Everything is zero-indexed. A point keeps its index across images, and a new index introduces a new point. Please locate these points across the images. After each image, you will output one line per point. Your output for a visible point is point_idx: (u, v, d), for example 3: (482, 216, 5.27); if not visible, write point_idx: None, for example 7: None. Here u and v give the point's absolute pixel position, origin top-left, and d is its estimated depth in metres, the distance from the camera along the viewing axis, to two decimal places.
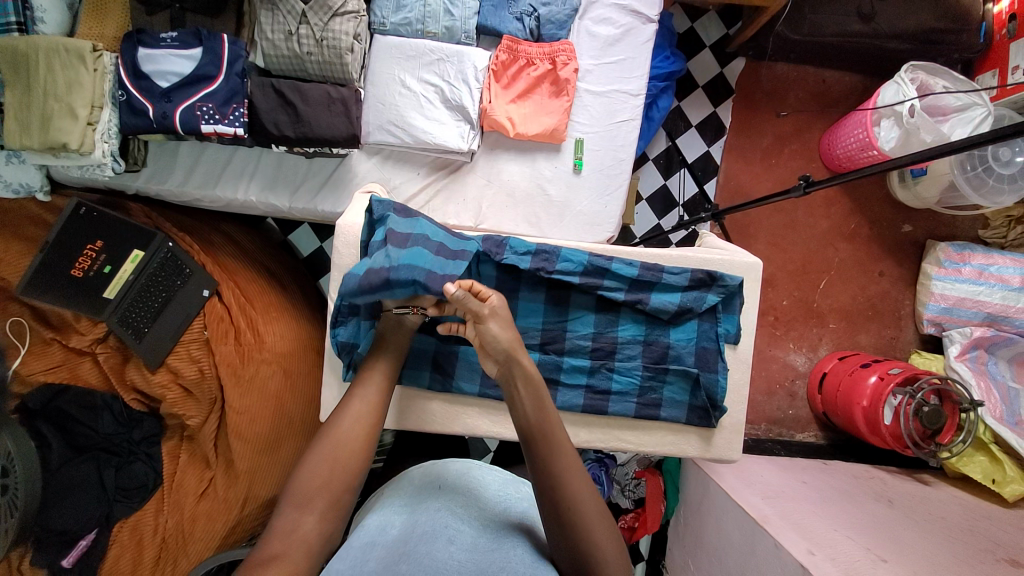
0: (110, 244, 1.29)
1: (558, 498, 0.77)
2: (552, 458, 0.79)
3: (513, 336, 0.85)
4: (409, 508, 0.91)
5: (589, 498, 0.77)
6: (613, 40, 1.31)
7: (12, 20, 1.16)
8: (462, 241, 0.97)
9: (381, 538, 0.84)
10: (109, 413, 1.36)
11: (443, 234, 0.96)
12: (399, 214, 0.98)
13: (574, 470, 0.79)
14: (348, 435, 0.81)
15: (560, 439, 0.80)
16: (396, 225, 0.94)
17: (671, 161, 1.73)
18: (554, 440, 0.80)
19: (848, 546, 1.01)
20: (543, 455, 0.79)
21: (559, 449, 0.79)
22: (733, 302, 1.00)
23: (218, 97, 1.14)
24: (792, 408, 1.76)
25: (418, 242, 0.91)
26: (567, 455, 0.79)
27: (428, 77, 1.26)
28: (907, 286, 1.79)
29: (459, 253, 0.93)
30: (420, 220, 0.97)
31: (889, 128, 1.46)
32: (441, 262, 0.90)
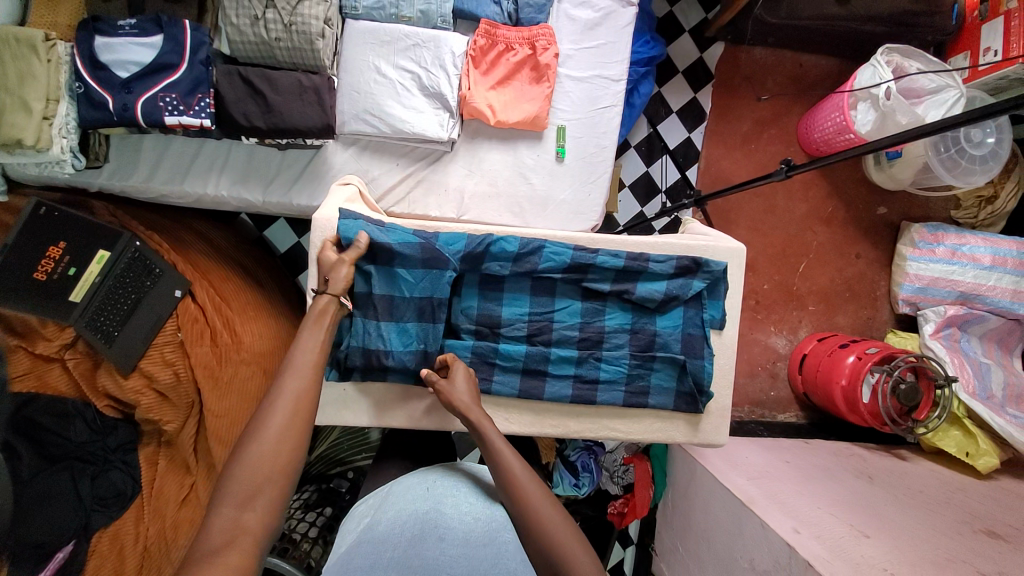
0: (74, 245, 1.23)
1: (542, 550, 0.75)
2: (522, 511, 0.78)
3: (472, 396, 0.88)
4: (399, 506, 0.90)
5: (573, 543, 0.74)
6: (593, 24, 1.29)
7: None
8: (438, 282, 0.94)
9: (369, 536, 0.84)
10: (82, 421, 1.30)
11: (421, 281, 0.94)
12: (372, 260, 0.93)
13: (553, 518, 0.77)
14: (291, 411, 0.73)
15: (528, 490, 0.80)
16: (376, 288, 0.93)
17: (653, 147, 1.72)
18: (521, 494, 0.79)
19: (832, 523, 1.03)
20: (518, 513, 0.79)
21: (528, 499, 0.79)
22: (718, 288, 1.00)
23: (182, 87, 1.09)
24: (774, 389, 1.80)
25: (401, 312, 0.94)
26: (538, 505, 0.78)
27: (403, 63, 1.22)
28: (883, 267, 1.83)
29: (438, 314, 0.94)
30: (397, 271, 0.93)
31: (865, 110, 1.48)
32: (424, 332, 0.95)
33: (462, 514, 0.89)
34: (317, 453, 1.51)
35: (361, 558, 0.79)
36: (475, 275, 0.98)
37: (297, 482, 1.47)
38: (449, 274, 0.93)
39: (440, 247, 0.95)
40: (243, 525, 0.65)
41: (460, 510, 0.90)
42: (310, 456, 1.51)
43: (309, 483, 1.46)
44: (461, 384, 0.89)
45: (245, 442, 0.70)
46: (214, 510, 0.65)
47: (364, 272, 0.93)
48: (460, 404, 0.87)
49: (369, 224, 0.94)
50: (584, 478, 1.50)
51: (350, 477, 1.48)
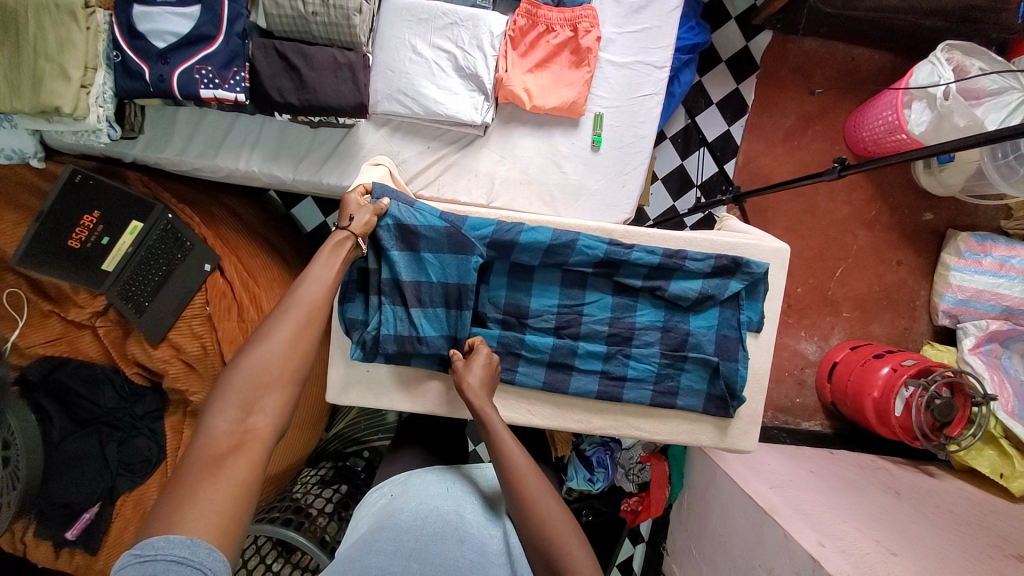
0: (108, 214, 1.24)
1: (539, 546, 0.73)
2: (524, 506, 0.76)
3: (487, 382, 0.88)
4: (421, 501, 0.91)
5: (575, 543, 0.72)
6: (638, 7, 1.23)
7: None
8: (466, 268, 0.91)
9: (390, 522, 0.85)
10: (111, 387, 1.33)
11: (449, 267, 0.92)
12: (400, 243, 0.91)
13: (553, 512, 0.75)
14: (296, 327, 0.74)
15: (530, 483, 0.78)
16: (404, 272, 0.91)
17: (689, 140, 1.66)
18: (523, 484, 0.78)
19: (858, 539, 1.00)
20: (516, 506, 0.77)
21: (530, 489, 0.77)
22: (757, 289, 0.96)
23: (217, 60, 1.07)
24: (800, 397, 1.75)
25: (428, 297, 0.93)
26: (541, 500, 0.76)
27: (440, 43, 1.18)
28: (925, 276, 1.75)
29: (464, 301, 0.92)
30: (424, 255, 0.91)
31: (920, 110, 1.39)
32: (452, 318, 0.93)
33: (479, 525, 0.90)
34: (334, 431, 1.58)
35: (385, 541, 0.79)
36: (504, 263, 0.96)
37: (315, 459, 1.51)
38: (476, 259, 0.91)
39: (466, 232, 0.93)
40: (248, 431, 0.66)
41: (478, 519, 0.91)
42: (328, 433, 1.58)
43: (325, 460, 1.50)
44: (473, 372, 0.88)
45: (255, 345, 0.71)
46: (220, 411, 0.66)
47: (390, 257, 0.91)
48: (471, 389, 0.86)
49: (395, 207, 0.91)
50: (598, 474, 1.48)
51: (365, 456, 1.48)
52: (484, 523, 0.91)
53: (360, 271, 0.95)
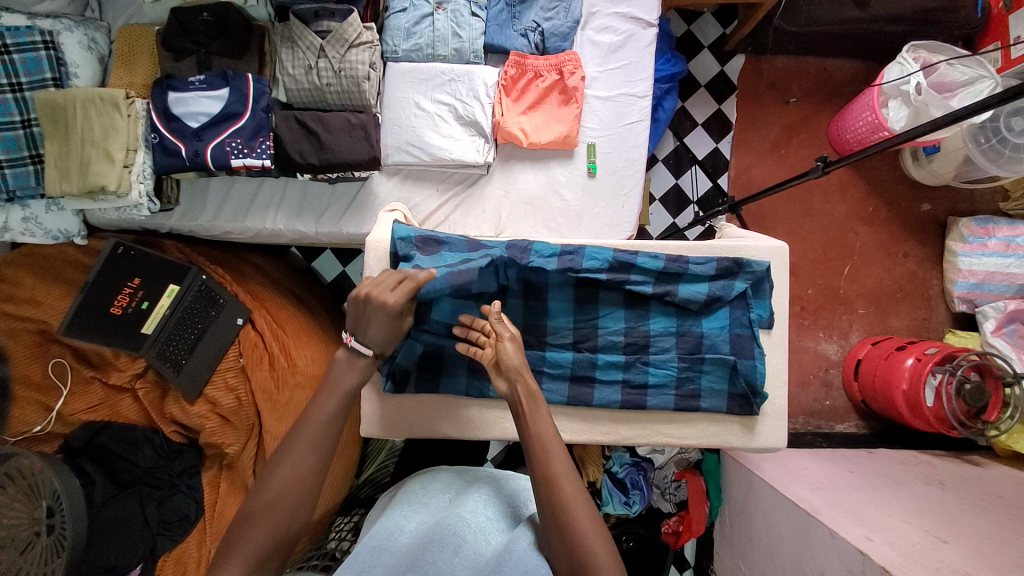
0: (146, 281, 1.34)
1: (563, 536, 0.73)
2: (554, 493, 0.75)
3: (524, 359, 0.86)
4: (419, 514, 0.91)
5: (598, 541, 0.72)
6: (616, 47, 1.36)
7: (4, 81, 1.22)
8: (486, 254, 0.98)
9: (389, 540, 0.85)
10: (150, 447, 1.38)
11: (468, 255, 0.97)
12: (420, 249, 1.00)
13: (580, 511, 0.74)
14: (297, 468, 0.78)
15: (559, 470, 0.76)
16: (421, 263, 0.96)
17: (681, 159, 1.75)
18: (551, 472, 0.76)
19: (906, 530, 0.98)
20: (544, 495, 0.75)
21: (560, 488, 0.75)
22: (763, 287, 1.00)
23: (245, 132, 1.20)
24: (829, 398, 1.72)
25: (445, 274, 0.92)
26: (570, 494, 0.75)
27: (441, 97, 1.31)
28: (933, 265, 1.77)
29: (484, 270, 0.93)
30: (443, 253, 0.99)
31: (897, 107, 1.47)
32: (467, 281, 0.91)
33: (479, 529, 0.88)
34: (365, 477, 1.46)
35: (382, 565, 0.79)
36: (519, 286, 1.01)
37: (344, 506, 1.41)
38: (497, 250, 0.98)
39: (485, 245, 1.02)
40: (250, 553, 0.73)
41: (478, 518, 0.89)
42: (359, 479, 1.46)
43: (357, 506, 1.39)
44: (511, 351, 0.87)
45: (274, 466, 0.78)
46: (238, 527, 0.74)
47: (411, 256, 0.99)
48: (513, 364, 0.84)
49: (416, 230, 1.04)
50: (634, 496, 1.46)
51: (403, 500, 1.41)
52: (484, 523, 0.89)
53: None
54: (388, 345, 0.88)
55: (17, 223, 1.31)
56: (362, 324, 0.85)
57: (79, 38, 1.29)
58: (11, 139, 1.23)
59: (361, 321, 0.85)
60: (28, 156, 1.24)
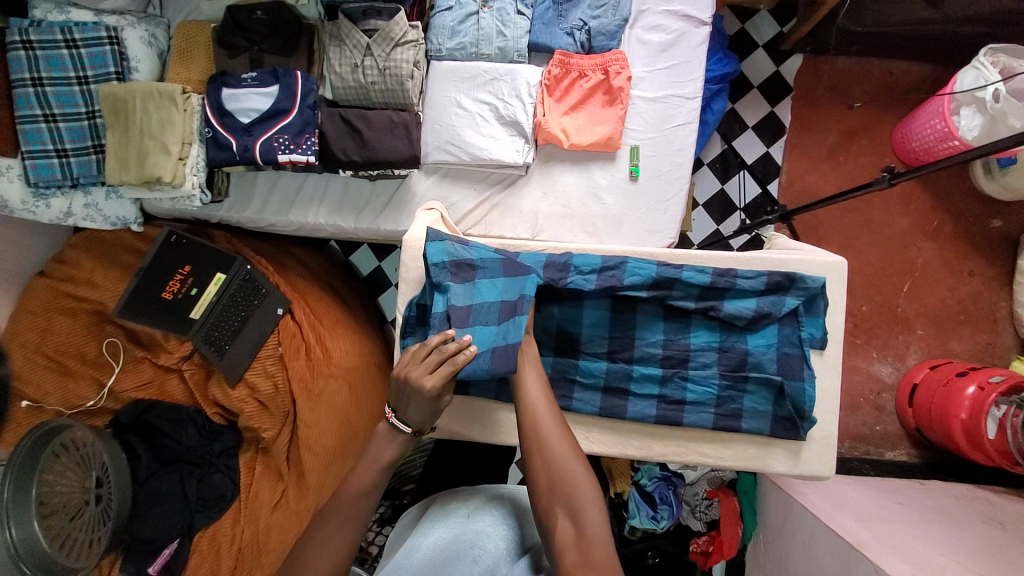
0: (196, 269, 1.40)
1: (541, 462, 0.80)
2: (535, 427, 0.83)
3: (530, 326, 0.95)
4: (437, 529, 0.94)
5: (575, 465, 0.79)
6: (665, 46, 1.31)
7: (73, 75, 1.29)
8: (522, 285, 0.93)
9: (409, 558, 0.88)
10: (193, 426, 1.43)
11: (504, 286, 0.93)
12: (455, 277, 0.93)
13: (570, 462, 0.80)
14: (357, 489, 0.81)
15: (539, 406, 0.85)
16: (456, 297, 0.90)
17: (728, 164, 1.68)
18: (532, 409, 0.85)
19: (960, 573, 0.91)
20: (535, 446, 0.81)
21: (540, 423, 0.83)
22: (816, 304, 0.94)
23: (293, 129, 1.23)
24: (879, 424, 1.62)
25: (480, 317, 0.89)
26: (550, 429, 0.83)
27: (483, 97, 1.30)
28: (1003, 286, 1.63)
29: (520, 309, 0.91)
30: (477, 284, 0.92)
31: (970, 115, 1.36)
32: (504, 329, 0.89)
33: (495, 544, 0.90)
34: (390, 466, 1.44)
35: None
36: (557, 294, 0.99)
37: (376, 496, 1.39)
38: (534, 278, 0.94)
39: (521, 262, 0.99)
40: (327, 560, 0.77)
41: (495, 533, 0.92)
42: None
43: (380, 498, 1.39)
44: (527, 339, 0.94)
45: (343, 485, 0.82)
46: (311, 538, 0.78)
47: (443, 285, 0.91)
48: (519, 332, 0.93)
49: (448, 244, 0.96)
50: (662, 511, 1.41)
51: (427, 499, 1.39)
52: (502, 539, 0.92)
53: (419, 305, 1.01)
54: (429, 423, 0.84)
55: (79, 208, 1.37)
56: (401, 404, 0.82)
57: (141, 34, 1.36)
58: (78, 129, 1.31)
59: (401, 401, 0.82)
60: (91, 146, 1.32)
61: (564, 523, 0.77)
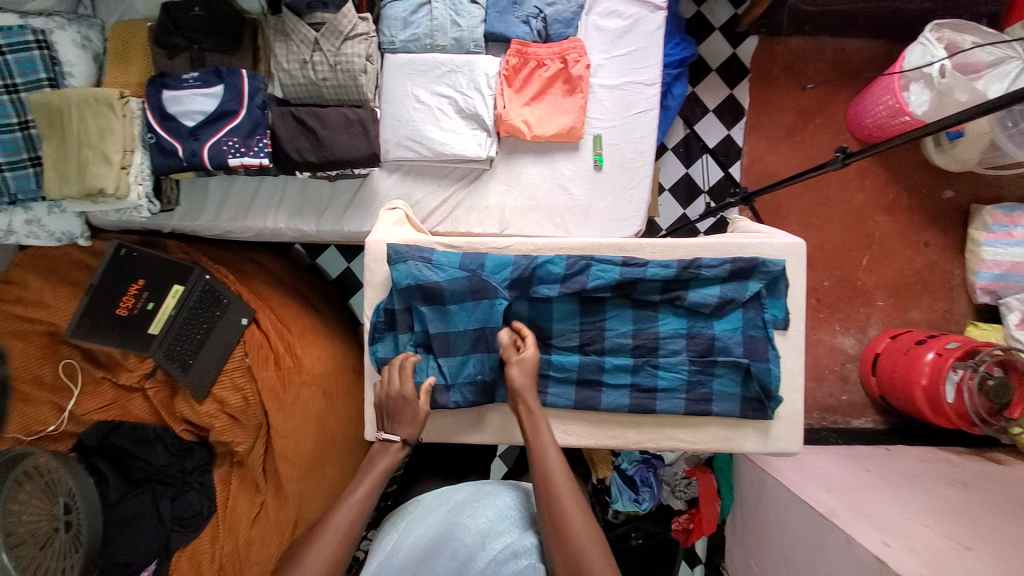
0: (151, 281, 1.34)
1: (561, 543, 0.78)
2: (553, 504, 0.81)
3: (529, 380, 0.90)
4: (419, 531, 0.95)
5: (589, 539, 0.78)
6: (622, 33, 1.29)
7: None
8: (489, 312, 0.94)
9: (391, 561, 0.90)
10: (161, 445, 1.37)
11: (474, 312, 0.94)
12: (424, 299, 0.94)
13: (588, 544, 0.77)
14: (350, 515, 0.83)
15: (558, 481, 0.82)
16: (431, 326, 0.94)
17: (691, 148, 1.69)
18: (550, 486, 0.82)
19: (927, 536, 0.95)
20: (554, 530, 0.79)
21: (558, 498, 0.81)
22: (778, 287, 0.95)
23: (242, 130, 1.18)
24: (845, 393, 1.68)
25: (457, 346, 0.95)
26: (566, 503, 0.80)
27: (440, 89, 1.26)
28: (956, 255, 1.70)
29: (492, 342, 0.95)
30: (448, 309, 0.94)
31: (919, 91, 1.40)
32: (480, 363, 0.95)
33: (477, 535, 0.92)
34: None
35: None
36: (525, 301, 0.97)
37: None
38: (500, 302, 0.93)
39: (486, 276, 0.96)
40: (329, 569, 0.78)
41: (479, 522, 0.94)
42: None
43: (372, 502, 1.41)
44: (540, 415, 0.89)
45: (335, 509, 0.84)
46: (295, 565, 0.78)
47: (418, 312, 0.95)
48: (519, 394, 0.90)
49: (415, 266, 0.94)
50: (644, 493, 1.44)
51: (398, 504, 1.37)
52: (484, 527, 0.93)
53: (386, 310, 0.99)
54: (416, 434, 0.90)
55: (19, 225, 1.30)
56: (392, 418, 0.91)
57: (72, 36, 1.27)
58: (10, 141, 1.22)
59: (392, 416, 0.91)
60: (26, 158, 1.24)
61: None
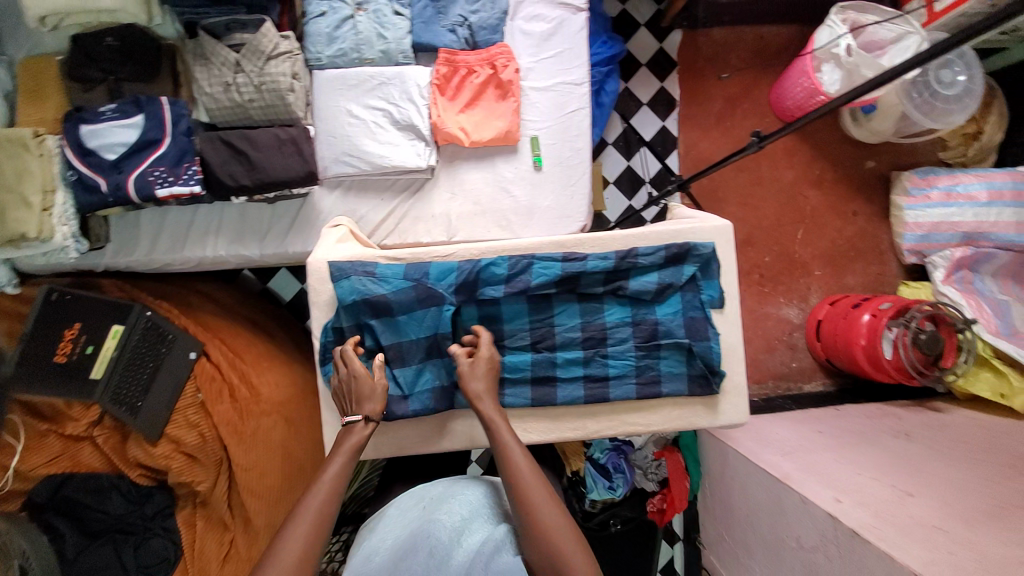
0: (88, 325, 1.28)
1: (531, 535, 0.78)
2: (520, 497, 0.81)
3: (489, 381, 0.91)
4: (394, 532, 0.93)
5: (561, 529, 0.78)
6: (547, 35, 1.32)
7: None
8: (438, 319, 0.94)
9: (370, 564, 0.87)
10: (118, 493, 1.31)
11: (424, 320, 0.95)
12: (371, 314, 0.94)
13: (562, 534, 0.77)
14: (308, 538, 0.76)
15: (524, 476, 0.82)
16: (381, 337, 0.94)
17: (630, 141, 1.75)
18: (518, 480, 0.81)
19: (873, 487, 1.02)
20: (527, 525, 0.79)
21: (526, 492, 0.80)
22: (711, 268, 0.99)
23: (168, 159, 1.15)
24: (795, 360, 1.77)
25: (411, 356, 0.95)
26: (534, 495, 0.80)
27: (374, 102, 1.26)
28: (882, 221, 1.81)
29: (444, 348, 0.96)
30: (397, 319, 0.94)
31: (831, 71, 1.49)
32: (435, 370, 0.96)
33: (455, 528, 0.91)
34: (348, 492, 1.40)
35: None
36: (472, 305, 0.98)
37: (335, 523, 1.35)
38: (448, 308, 0.94)
39: (433, 284, 0.96)
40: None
41: (456, 515, 0.93)
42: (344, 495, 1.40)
43: (346, 524, 1.33)
44: (497, 411, 0.89)
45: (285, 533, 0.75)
46: None
47: (368, 326, 0.95)
48: (475, 399, 0.89)
49: (358, 281, 0.94)
50: (617, 479, 1.46)
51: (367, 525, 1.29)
52: (459, 522, 0.92)
53: (334, 329, 0.97)
54: (379, 409, 0.89)
55: None
56: (354, 402, 0.89)
57: None
58: None
59: (353, 401, 0.90)
60: None
61: None
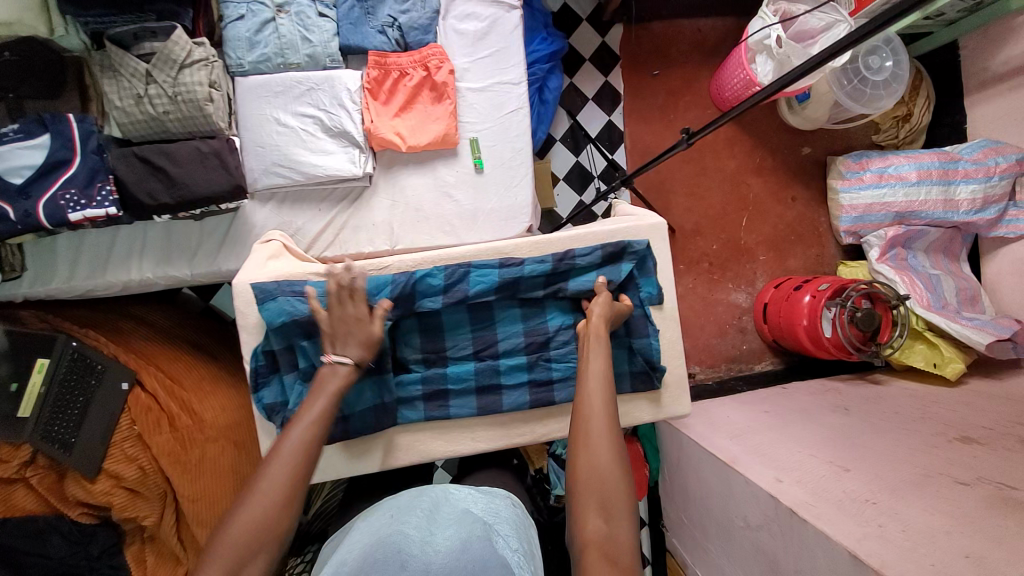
0: (7, 361, 1.18)
1: (579, 443, 0.73)
2: (582, 404, 0.77)
3: (605, 311, 0.91)
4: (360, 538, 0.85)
5: (610, 448, 0.72)
6: (481, 34, 1.30)
7: None
8: None
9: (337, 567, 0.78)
10: (57, 535, 1.23)
11: None
12: (304, 334, 0.91)
13: (611, 453, 0.71)
14: (269, 506, 0.69)
15: (591, 386, 0.79)
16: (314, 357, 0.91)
17: (577, 137, 1.76)
18: (581, 390, 0.78)
19: (812, 465, 1.06)
20: (579, 434, 0.74)
21: (590, 401, 0.76)
22: (647, 265, 1.00)
23: (79, 180, 1.07)
24: (745, 343, 1.82)
25: None
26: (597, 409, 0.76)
27: (302, 110, 1.21)
28: (820, 204, 1.88)
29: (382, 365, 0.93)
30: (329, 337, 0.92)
31: (764, 61, 1.50)
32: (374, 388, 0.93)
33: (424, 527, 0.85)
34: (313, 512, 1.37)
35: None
36: (411, 317, 0.97)
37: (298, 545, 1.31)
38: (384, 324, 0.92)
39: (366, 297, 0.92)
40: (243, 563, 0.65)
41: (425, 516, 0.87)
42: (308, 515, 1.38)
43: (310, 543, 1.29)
44: (597, 330, 0.87)
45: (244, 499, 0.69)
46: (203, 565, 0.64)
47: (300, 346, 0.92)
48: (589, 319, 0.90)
49: (286, 301, 0.91)
50: None
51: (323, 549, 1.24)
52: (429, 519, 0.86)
53: (265, 353, 0.94)
54: (368, 355, 0.84)
55: None
56: (339, 339, 0.84)
57: None
58: None
59: (338, 338, 0.84)
60: None
61: (595, 522, 0.67)
